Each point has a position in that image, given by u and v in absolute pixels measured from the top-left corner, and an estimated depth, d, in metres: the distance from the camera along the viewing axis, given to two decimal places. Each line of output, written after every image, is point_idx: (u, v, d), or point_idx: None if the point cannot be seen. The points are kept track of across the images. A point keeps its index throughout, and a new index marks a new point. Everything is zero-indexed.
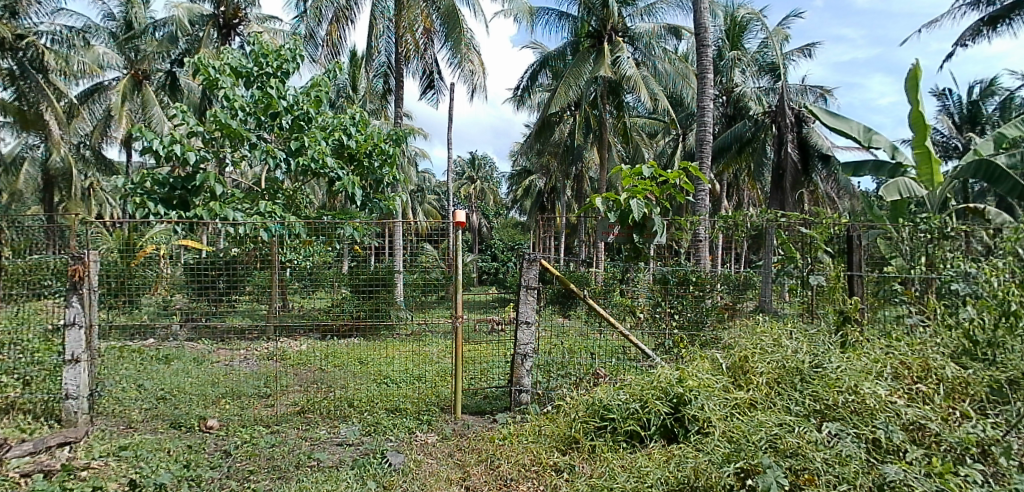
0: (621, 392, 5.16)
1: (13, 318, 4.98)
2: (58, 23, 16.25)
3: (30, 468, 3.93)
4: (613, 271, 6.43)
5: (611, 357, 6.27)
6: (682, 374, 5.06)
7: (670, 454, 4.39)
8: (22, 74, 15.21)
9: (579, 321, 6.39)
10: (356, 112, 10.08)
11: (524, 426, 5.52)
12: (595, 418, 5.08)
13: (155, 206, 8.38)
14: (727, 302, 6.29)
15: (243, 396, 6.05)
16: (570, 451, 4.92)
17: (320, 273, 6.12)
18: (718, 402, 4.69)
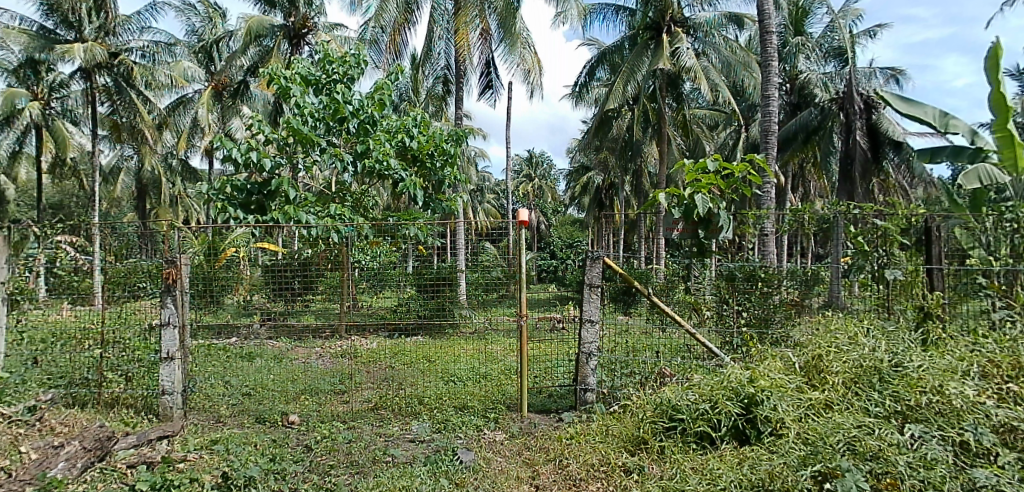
0: (689, 392, 4.99)
1: (113, 318, 5.25)
2: (146, 40, 17.27)
3: (135, 460, 4.17)
4: (674, 267, 6.22)
5: (676, 355, 6.12)
6: (754, 374, 4.90)
7: (743, 456, 4.26)
8: (117, 90, 16.77)
9: (641, 319, 6.25)
10: (418, 114, 10.21)
11: (590, 425, 5.46)
12: (663, 418, 4.95)
13: (235, 211, 8.78)
14: (795, 298, 6.03)
15: (321, 393, 6.29)
16: (638, 452, 4.82)
17: (387, 273, 6.21)
18: (791, 403, 4.56)
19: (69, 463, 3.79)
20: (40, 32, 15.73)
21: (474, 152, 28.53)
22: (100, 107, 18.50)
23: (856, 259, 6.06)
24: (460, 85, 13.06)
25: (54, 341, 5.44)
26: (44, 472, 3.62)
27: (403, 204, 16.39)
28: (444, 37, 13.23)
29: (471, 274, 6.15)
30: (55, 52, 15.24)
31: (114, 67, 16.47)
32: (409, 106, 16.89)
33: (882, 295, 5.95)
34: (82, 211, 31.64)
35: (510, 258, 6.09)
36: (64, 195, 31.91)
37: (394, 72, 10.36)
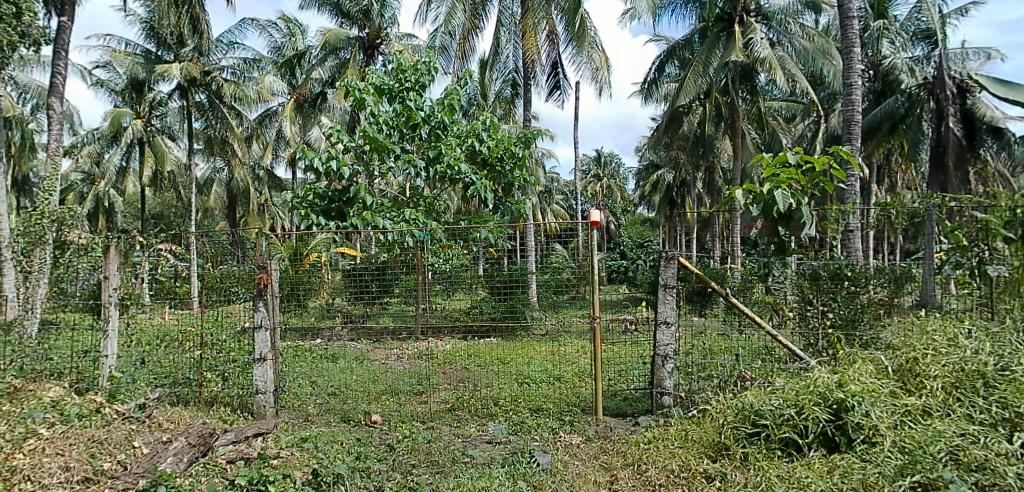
0: (773, 396, 4.73)
1: (210, 321, 5.57)
2: (235, 58, 18.29)
3: (234, 455, 4.39)
4: (752, 266, 5.92)
5: (756, 359, 5.84)
6: (842, 378, 4.59)
7: (833, 465, 4.04)
8: (211, 107, 17.87)
9: (717, 320, 5.94)
10: (487, 118, 10.29)
11: (668, 429, 5.31)
12: (746, 424, 4.70)
13: (317, 217, 9.20)
14: (884, 297, 5.64)
15: (400, 393, 6.44)
16: (720, 459, 4.59)
17: (459, 276, 6.27)
18: (885, 409, 4.33)
19: (177, 457, 4.02)
20: (142, 55, 17.07)
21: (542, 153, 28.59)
22: (195, 122, 19.88)
23: (952, 255, 5.50)
24: (528, 88, 13.08)
25: (159, 342, 5.84)
26: (155, 465, 3.84)
27: (473, 207, 16.60)
28: (512, 40, 13.31)
29: (540, 275, 6.15)
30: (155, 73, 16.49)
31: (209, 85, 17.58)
32: (477, 110, 17.13)
33: (981, 292, 5.46)
34: (181, 221, 33.98)
35: (580, 259, 5.99)
36: (165, 206, 34.39)
37: (463, 77, 10.49)
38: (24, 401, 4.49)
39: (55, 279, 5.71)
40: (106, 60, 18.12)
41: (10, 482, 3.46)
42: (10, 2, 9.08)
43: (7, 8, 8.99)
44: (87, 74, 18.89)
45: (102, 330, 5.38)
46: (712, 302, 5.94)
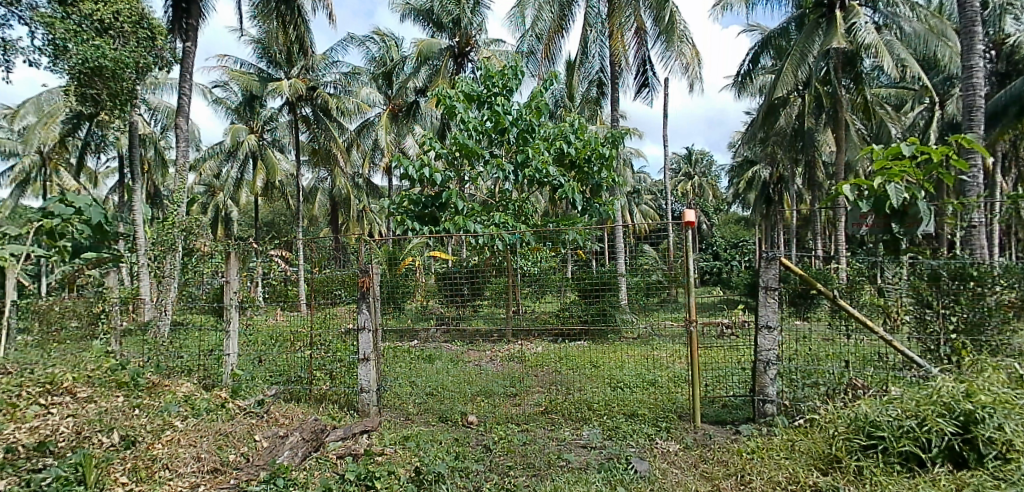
0: (890, 407, 4.39)
1: (318, 322, 5.84)
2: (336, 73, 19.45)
3: (343, 451, 4.59)
4: (859, 266, 5.37)
5: (867, 366, 5.39)
6: (971, 389, 4.26)
7: (964, 483, 3.78)
8: (315, 120, 18.96)
9: (823, 324, 5.51)
10: (574, 119, 10.23)
11: (772, 439, 4.95)
12: (860, 435, 4.35)
13: (412, 223, 9.62)
14: (1015, 299, 5.01)
15: (494, 395, 6.48)
16: (831, 472, 4.23)
17: (547, 278, 6.19)
18: (1021, 423, 4.02)
19: (292, 452, 4.25)
20: (255, 73, 18.41)
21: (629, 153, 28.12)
22: (301, 135, 21.23)
23: None
24: (616, 87, 12.88)
25: (272, 342, 6.10)
26: (273, 459, 4.09)
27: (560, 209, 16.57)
28: (599, 40, 13.21)
29: (631, 277, 6.03)
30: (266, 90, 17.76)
31: (313, 99, 18.69)
32: (565, 111, 17.09)
33: None
34: (289, 228, 36.30)
35: (672, 261, 5.79)
36: (275, 214, 36.85)
37: (549, 79, 10.50)
38: (161, 395, 4.86)
39: (183, 283, 6.23)
40: (223, 80, 19.69)
41: (151, 469, 3.76)
42: (144, 28, 10.00)
43: (142, 35, 9.91)
44: (207, 93, 20.56)
45: (225, 330, 5.88)
46: (817, 305, 5.51)
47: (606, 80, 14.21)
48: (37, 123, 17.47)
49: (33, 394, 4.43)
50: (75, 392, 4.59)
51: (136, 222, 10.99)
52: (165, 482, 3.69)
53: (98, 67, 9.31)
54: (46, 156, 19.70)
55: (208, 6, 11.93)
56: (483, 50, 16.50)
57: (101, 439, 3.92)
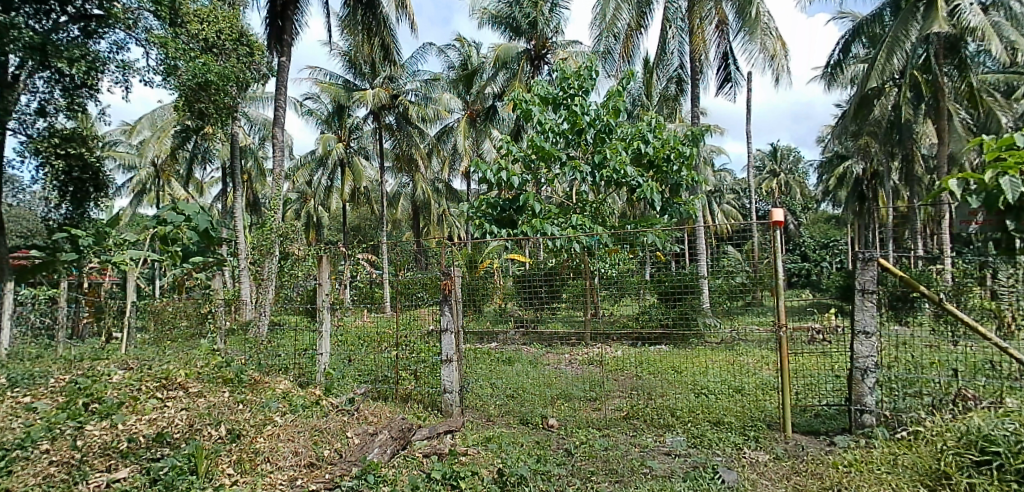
0: (1009, 421, 4.07)
1: (403, 323, 6.00)
2: (418, 81, 19.73)
3: (428, 450, 4.67)
4: (966, 267, 4.84)
5: (977, 376, 4.89)
6: None
7: None
8: (398, 127, 19.68)
9: (925, 330, 5.07)
10: (653, 117, 10.04)
11: (872, 451, 4.63)
12: (973, 450, 3.99)
13: (490, 226, 9.70)
14: None
15: (574, 398, 6.42)
16: (940, 490, 3.89)
17: (625, 281, 6.09)
18: None
19: (382, 449, 4.37)
20: (342, 84, 19.31)
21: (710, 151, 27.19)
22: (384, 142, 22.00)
23: None
24: (696, 84, 12.52)
25: (360, 343, 6.29)
26: (364, 455, 4.23)
27: (638, 210, 16.27)
28: (678, 37, 12.92)
29: (713, 280, 5.78)
30: (352, 100, 18.61)
31: (395, 108, 19.38)
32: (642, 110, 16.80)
33: None
34: (374, 232, 37.84)
35: (756, 262, 5.54)
36: (361, 219, 38.52)
37: (626, 78, 10.37)
38: (262, 391, 5.15)
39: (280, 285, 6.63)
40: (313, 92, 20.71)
41: (253, 461, 3.99)
42: (244, 44, 10.73)
43: (242, 52, 10.60)
44: (299, 105, 21.69)
45: (317, 331, 6.21)
46: (918, 309, 5.12)
47: (686, 77, 13.89)
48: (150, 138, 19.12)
49: (151, 388, 4.81)
50: (187, 386, 4.94)
51: (236, 228, 11.77)
52: (267, 474, 3.91)
53: (205, 82, 10.01)
54: (157, 167, 21.49)
55: (301, 21, 12.57)
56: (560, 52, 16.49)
57: (211, 432, 4.19)
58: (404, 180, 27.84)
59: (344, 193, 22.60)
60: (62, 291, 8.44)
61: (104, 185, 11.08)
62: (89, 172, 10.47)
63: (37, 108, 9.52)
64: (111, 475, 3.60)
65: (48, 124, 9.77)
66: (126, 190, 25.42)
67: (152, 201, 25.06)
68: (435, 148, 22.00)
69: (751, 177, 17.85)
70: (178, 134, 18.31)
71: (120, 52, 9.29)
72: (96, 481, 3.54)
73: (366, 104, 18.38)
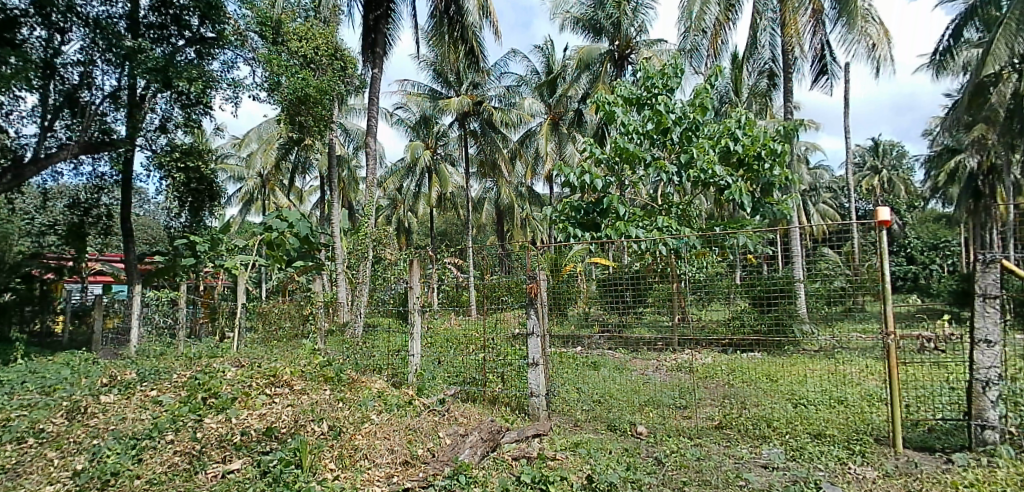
0: None
1: (489, 326, 6.07)
2: (501, 87, 20.09)
3: (517, 453, 4.66)
4: None
5: None
6: None
7: None
8: (482, 133, 20.23)
9: None
10: (742, 114, 9.68)
11: (995, 472, 4.27)
12: None
13: (574, 229, 9.65)
14: None
15: (663, 405, 6.24)
16: None
17: (714, 285, 5.76)
18: None
19: (472, 450, 4.43)
20: (429, 93, 19.87)
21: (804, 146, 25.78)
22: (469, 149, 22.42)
23: None
24: (789, 77, 11.96)
25: (449, 345, 6.40)
26: (456, 455, 4.30)
27: (727, 211, 15.69)
28: (770, 28, 12.43)
29: (809, 284, 5.48)
30: (438, 108, 19.16)
31: (480, 114, 19.78)
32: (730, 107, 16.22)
33: None
34: (460, 237, 38.75)
35: (856, 265, 5.18)
36: (446, 224, 39.57)
37: (713, 74, 10.05)
38: (360, 390, 5.34)
39: (375, 288, 6.92)
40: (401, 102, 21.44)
41: (353, 458, 4.14)
42: (338, 59, 11.29)
43: (336, 66, 11.11)
44: (389, 115, 22.53)
45: (409, 332, 6.37)
46: None
47: (778, 71, 13.31)
48: (257, 150, 20.64)
49: (261, 385, 5.12)
50: (292, 384, 5.22)
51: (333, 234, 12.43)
52: (365, 470, 4.05)
53: (304, 95, 10.55)
54: (261, 178, 22.98)
55: (393, 34, 13.09)
56: (644, 51, 16.18)
57: (314, 427, 4.40)
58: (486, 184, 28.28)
59: (432, 198, 23.27)
60: (182, 293, 9.22)
61: (218, 195, 12.04)
62: (205, 184, 11.65)
63: (158, 125, 10.52)
64: (227, 466, 3.89)
65: (168, 140, 10.72)
66: (236, 199, 27.27)
67: (256, 210, 26.78)
68: (518, 153, 22.12)
69: (850, 174, 16.82)
70: (281, 146, 19.56)
71: (230, 71, 10.00)
72: (213, 472, 3.83)
73: (450, 112, 18.84)
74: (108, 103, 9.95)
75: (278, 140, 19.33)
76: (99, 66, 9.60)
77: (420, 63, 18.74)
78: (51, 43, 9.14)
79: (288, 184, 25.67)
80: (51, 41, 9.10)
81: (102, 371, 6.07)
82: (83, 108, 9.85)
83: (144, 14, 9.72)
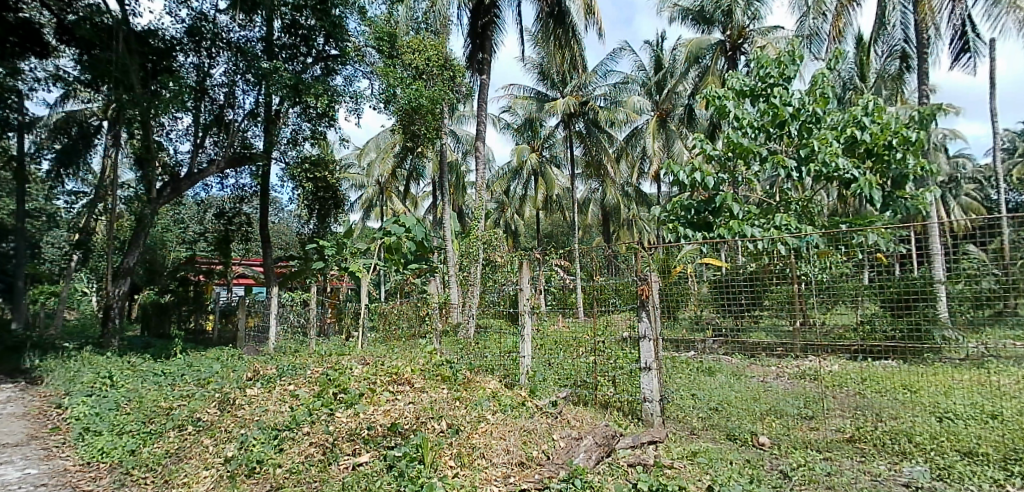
0: None
1: (598, 328, 5.97)
2: (607, 86, 19.39)
3: (633, 460, 4.54)
4: None
5: None
6: None
7: None
8: (588, 133, 19.79)
9: None
10: (870, 100, 8.97)
11: None
12: None
13: (685, 229, 9.31)
14: None
15: (787, 416, 5.83)
16: None
17: (839, 287, 5.29)
18: None
19: (587, 454, 4.37)
20: (535, 96, 20.10)
21: (942, 132, 23.39)
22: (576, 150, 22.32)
23: None
24: (924, 58, 10.91)
25: (557, 348, 6.37)
26: (571, 459, 4.27)
27: (852, 206, 14.59)
28: (901, 6, 11.41)
29: (951, 286, 4.74)
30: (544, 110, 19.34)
31: (586, 114, 19.33)
32: (854, 95, 15.08)
33: None
34: (565, 239, 38.91)
35: (1007, 264, 4.42)
36: (553, 226, 39.86)
37: (836, 59, 9.39)
38: (475, 389, 5.45)
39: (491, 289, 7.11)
40: (507, 106, 21.92)
41: (471, 456, 4.20)
42: (449, 68, 11.68)
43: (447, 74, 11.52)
44: (496, 120, 23.03)
45: (520, 334, 6.39)
46: None
47: (913, 52, 12.09)
48: (375, 159, 21.98)
49: (384, 382, 5.37)
50: (412, 382, 5.42)
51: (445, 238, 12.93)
52: (483, 469, 4.10)
53: (418, 106, 10.95)
54: (379, 185, 24.30)
55: (498, 40, 13.32)
56: (759, 40, 15.43)
57: (434, 425, 4.53)
58: (592, 185, 28.12)
59: (539, 201, 23.51)
60: (312, 294, 9.57)
61: (342, 202, 13.22)
62: (330, 193, 12.80)
63: (290, 139, 11.31)
64: (356, 459, 4.12)
65: (298, 152, 11.52)
66: (357, 206, 29.05)
67: (375, 216, 28.34)
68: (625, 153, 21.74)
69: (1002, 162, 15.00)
70: (395, 155, 20.61)
71: (351, 85, 10.64)
72: (346, 464, 4.08)
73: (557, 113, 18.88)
74: (248, 120, 10.90)
75: (393, 149, 20.40)
76: (240, 87, 10.47)
77: (525, 66, 18.94)
78: (201, 68, 10.26)
79: (402, 190, 26.92)
80: (201, 66, 10.27)
81: (247, 366, 6.66)
82: (228, 126, 10.89)
83: (278, 36, 10.50)
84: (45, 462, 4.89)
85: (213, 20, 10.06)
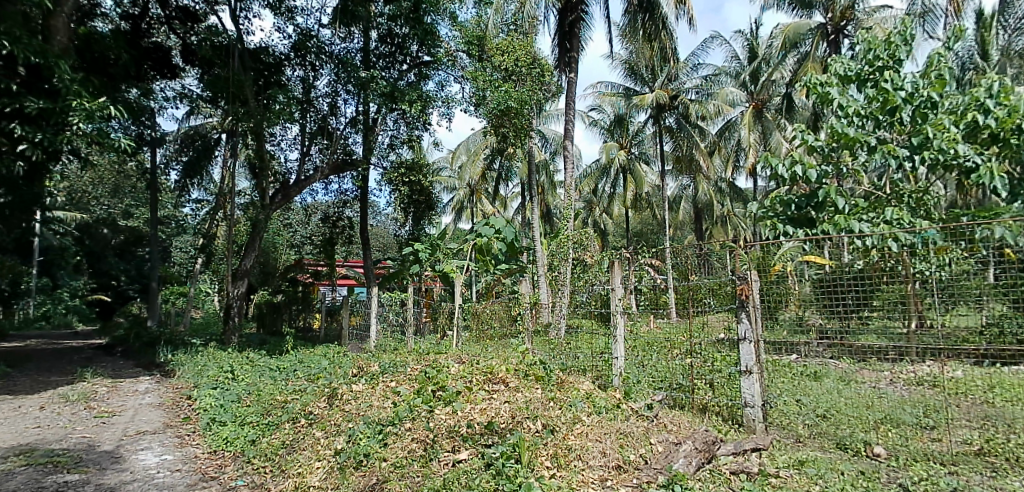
0: None
1: (694, 328, 5.86)
2: (698, 78, 18.96)
3: (735, 467, 4.38)
4: None
5: None
6: None
7: None
8: (679, 129, 19.06)
9: None
10: (995, 80, 8.19)
11: None
12: None
13: (785, 225, 8.87)
14: None
15: (904, 425, 5.40)
16: None
17: (960, 288, 4.75)
18: None
19: (687, 460, 4.25)
20: (625, 91, 19.80)
21: None
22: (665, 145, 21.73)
23: None
24: None
25: (651, 349, 6.34)
26: (670, 464, 4.17)
27: (974, 197, 13.34)
28: None
29: None
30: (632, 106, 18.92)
31: (676, 108, 18.71)
32: (974, 75, 13.76)
33: None
34: (655, 238, 38.13)
35: None
36: (643, 225, 39.20)
37: (956, 36, 8.63)
38: (569, 390, 5.43)
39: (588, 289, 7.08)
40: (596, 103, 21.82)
41: (568, 457, 4.19)
42: (536, 67, 11.71)
43: (534, 73, 11.57)
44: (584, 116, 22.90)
45: (612, 334, 6.29)
46: None
47: None
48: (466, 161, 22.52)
49: (480, 381, 5.46)
50: (506, 381, 5.49)
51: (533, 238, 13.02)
52: (580, 471, 4.08)
53: (506, 108, 11.05)
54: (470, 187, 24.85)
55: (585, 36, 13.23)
56: (866, 22, 14.43)
57: (529, 425, 4.56)
58: (682, 181, 27.37)
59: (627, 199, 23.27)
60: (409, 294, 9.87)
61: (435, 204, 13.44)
62: (424, 195, 13.00)
63: (389, 143, 11.83)
64: (456, 456, 4.21)
65: (396, 155, 12.08)
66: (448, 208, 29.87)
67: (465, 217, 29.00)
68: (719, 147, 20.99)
69: None
70: (486, 156, 21.05)
71: (443, 89, 10.90)
72: (445, 460, 4.18)
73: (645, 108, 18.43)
74: (349, 128, 11.38)
75: (483, 150, 20.86)
76: (342, 96, 11.05)
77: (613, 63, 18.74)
78: (307, 80, 10.96)
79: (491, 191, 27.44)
80: (307, 78, 10.93)
81: (352, 363, 6.98)
82: (331, 135, 11.37)
83: (375, 45, 11.16)
84: (179, 449, 5.36)
85: (316, 35, 10.62)
